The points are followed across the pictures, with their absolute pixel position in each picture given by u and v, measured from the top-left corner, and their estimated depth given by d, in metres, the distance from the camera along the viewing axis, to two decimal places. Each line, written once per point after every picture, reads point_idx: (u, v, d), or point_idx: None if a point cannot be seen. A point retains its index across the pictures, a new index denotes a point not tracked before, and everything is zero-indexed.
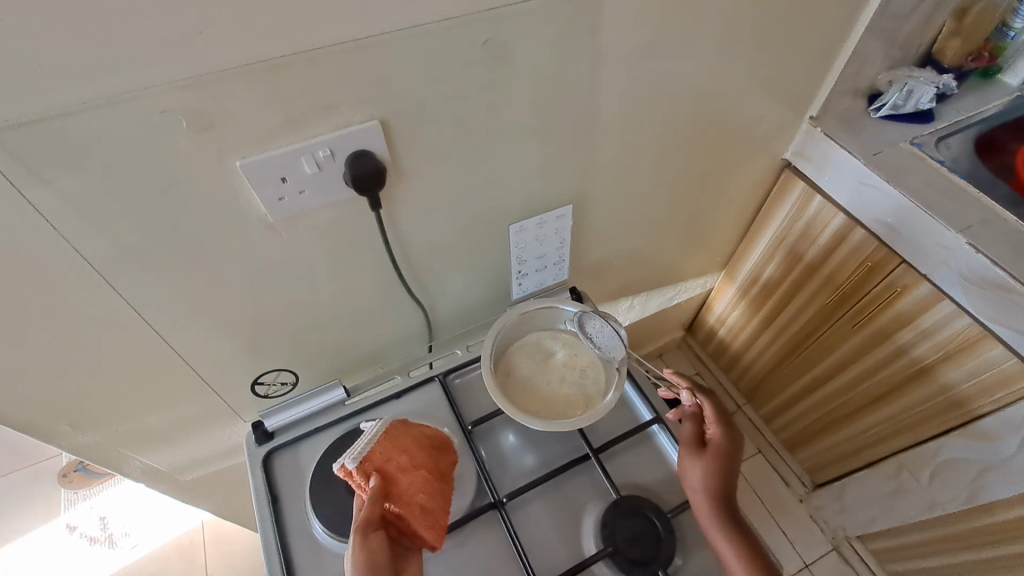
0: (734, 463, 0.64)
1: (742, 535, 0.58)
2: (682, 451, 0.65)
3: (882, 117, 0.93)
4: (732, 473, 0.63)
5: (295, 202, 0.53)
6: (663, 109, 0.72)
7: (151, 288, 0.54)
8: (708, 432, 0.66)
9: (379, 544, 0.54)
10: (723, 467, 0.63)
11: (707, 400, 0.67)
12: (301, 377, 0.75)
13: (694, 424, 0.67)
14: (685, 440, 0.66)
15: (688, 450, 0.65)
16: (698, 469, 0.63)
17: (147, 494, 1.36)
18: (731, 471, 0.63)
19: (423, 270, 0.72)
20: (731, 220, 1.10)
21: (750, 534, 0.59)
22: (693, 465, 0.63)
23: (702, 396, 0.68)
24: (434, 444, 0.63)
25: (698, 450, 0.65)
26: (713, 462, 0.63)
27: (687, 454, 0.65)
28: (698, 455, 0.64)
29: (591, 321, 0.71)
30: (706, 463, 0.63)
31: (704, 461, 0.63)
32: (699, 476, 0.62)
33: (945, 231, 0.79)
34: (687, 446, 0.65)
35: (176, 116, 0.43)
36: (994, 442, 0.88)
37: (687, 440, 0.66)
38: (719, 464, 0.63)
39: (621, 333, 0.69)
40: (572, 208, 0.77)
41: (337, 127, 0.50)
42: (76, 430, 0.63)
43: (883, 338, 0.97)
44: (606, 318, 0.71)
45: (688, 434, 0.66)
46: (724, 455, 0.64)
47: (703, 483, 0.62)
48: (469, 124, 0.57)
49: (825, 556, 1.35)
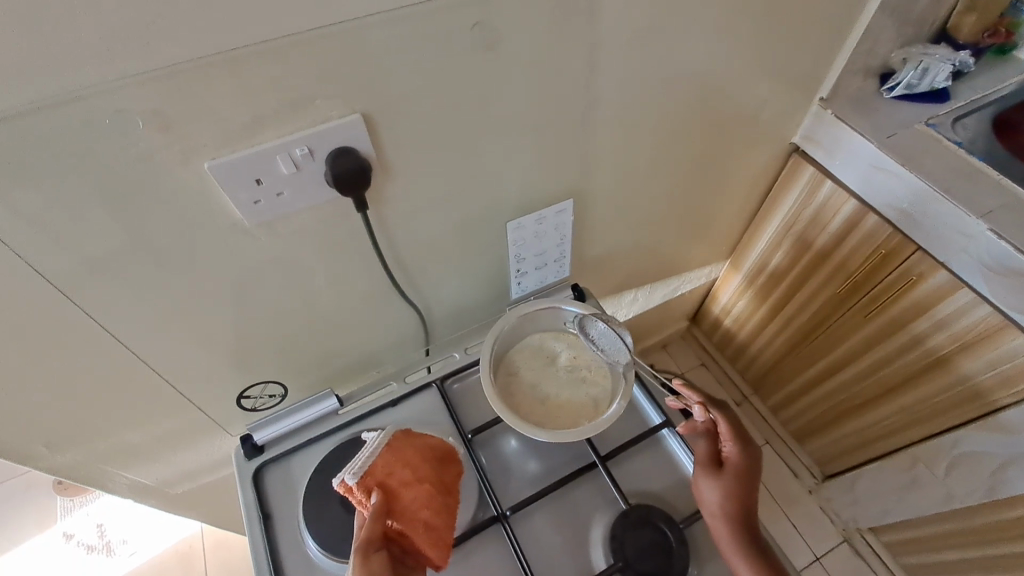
0: (752, 483, 0.60)
1: (765, 564, 0.55)
2: (698, 472, 0.61)
3: (896, 97, 0.89)
4: (750, 494, 0.59)
5: (273, 205, 0.49)
6: (667, 94, 0.67)
7: (121, 302, 0.50)
8: (725, 449, 0.62)
9: (382, 565, 0.51)
10: (743, 489, 0.59)
11: (723, 416, 0.62)
12: (290, 388, 0.72)
13: (709, 441, 0.63)
14: (699, 459, 0.62)
15: (704, 471, 0.60)
16: (717, 493, 0.59)
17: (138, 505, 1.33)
18: (749, 490, 0.60)
19: (417, 272, 0.68)
20: (736, 208, 1.06)
21: (771, 561, 0.56)
22: (710, 488, 0.59)
23: (716, 411, 0.62)
24: (439, 455, 0.60)
25: (715, 470, 0.60)
26: (731, 482, 0.59)
27: (703, 475, 0.60)
28: (715, 476, 0.60)
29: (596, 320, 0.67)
30: (723, 484, 0.59)
31: (722, 483, 0.59)
32: (718, 501, 0.58)
33: (965, 217, 0.75)
34: (702, 466, 0.61)
35: (132, 116, 0.40)
36: (1016, 434, 0.85)
37: (702, 460, 0.61)
38: (738, 485, 0.59)
39: (625, 338, 0.63)
40: (572, 203, 0.73)
41: (312, 123, 0.46)
42: (53, 450, 0.60)
43: (896, 328, 0.94)
44: (607, 319, 0.65)
45: (704, 453, 0.62)
46: (742, 474, 0.60)
47: (722, 508, 0.58)
48: (460, 117, 0.53)
49: (836, 548, 1.33)
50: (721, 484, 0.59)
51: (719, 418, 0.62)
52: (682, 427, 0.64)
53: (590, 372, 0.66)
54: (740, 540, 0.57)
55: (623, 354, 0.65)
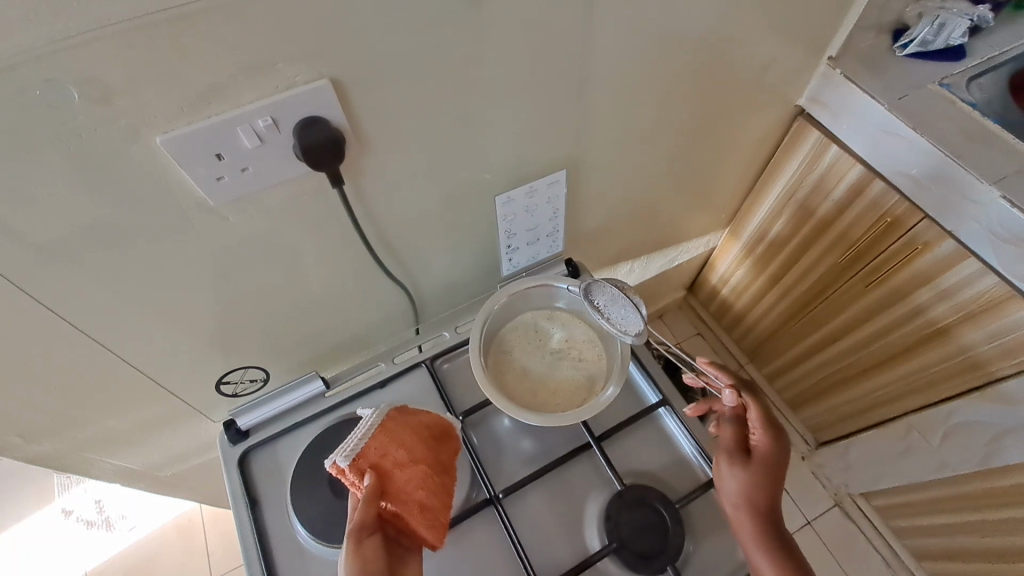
0: (778, 475, 0.58)
1: (787, 558, 0.53)
2: (720, 459, 0.59)
3: (909, 55, 0.83)
4: (774, 485, 0.57)
5: (237, 182, 0.46)
6: (668, 54, 0.63)
7: (82, 290, 0.47)
8: (752, 439, 0.60)
9: (374, 550, 0.50)
10: (768, 481, 0.57)
11: (754, 402, 0.60)
12: (273, 371, 0.70)
13: (735, 427, 0.60)
14: (724, 446, 0.59)
15: (728, 458, 0.58)
16: (740, 483, 0.57)
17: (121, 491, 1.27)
18: (773, 484, 0.57)
19: (402, 248, 0.65)
20: (736, 175, 1.01)
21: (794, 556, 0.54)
22: (733, 478, 0.57)
23: (747, 397, 0.60)
24: (436, 433, 0.58)
25: (739, 460, 0.58)
26: (755, 474, 0.57)
27: (725, 462, 0.58)
28: (739, 466, 0.58)
29: (597, 297, 0.64)
30: (747, 474, 0.57)
31: (745, 472, 0.57)
32: (740, 492, 0.56)
33: (977, 182, 0.71)
34: (726, 453, 0.59)
35: (67, 87, 0.35)
36: (1013, 405, 0.84)
37: (727, 446, 0.59)
38: (762, 477, 0.57)
39: (639, 308, 0.61)
40: (565, 173, 0.69)
41: (273, 90, 0.42)
42: (28, 440, 0.58)
43: (898, 298, 0.92)
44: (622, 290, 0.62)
45: (729, 440, 0.59)
46: (768, 465, 0.58)
47: (745, 499, 0.56)
48: (440, 82, 0.49)
49: (827, 512, 1.35)
50: (743, 473, 0.57)
51: (751, 403, 0.59)
52: (690, 409, 0.63)
53: (586, 351, 0.64)
54: (764, 531, 0.54)
55: (637, 324, 0.60)
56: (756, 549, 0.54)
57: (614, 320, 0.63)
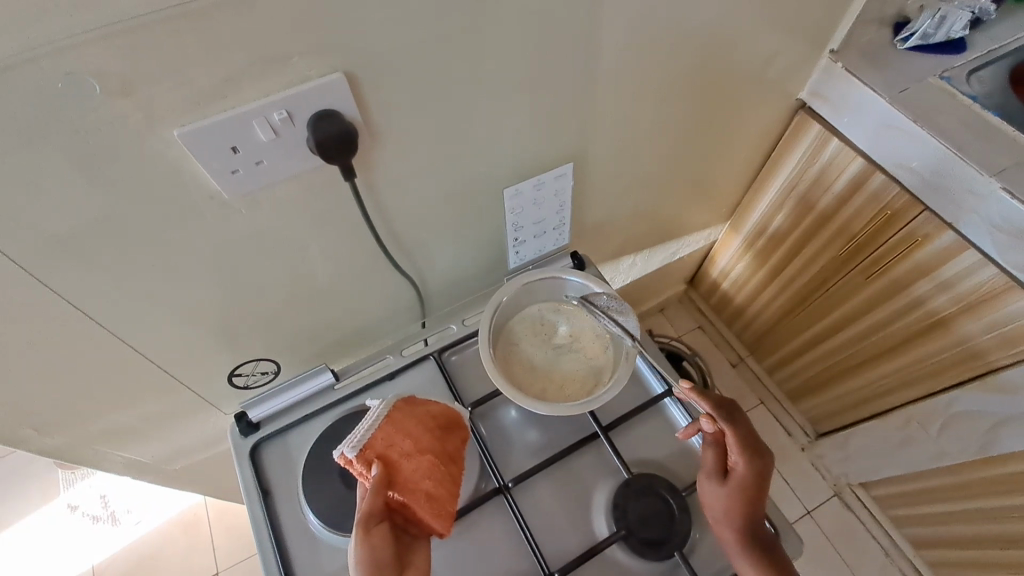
0: (761, 495, 0.56)
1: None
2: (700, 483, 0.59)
3: (910, 48, 0.84)
4: (758, 505, 0.56)
5: (252, 174, 0.46)
6: (673, 47, 0.63)
7: (96, 282, 0.47)
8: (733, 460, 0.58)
9: (382, 539, 0.51)
10: (748, 503, 0.56)
11: (731, 430, 0.56)
12: (284, 364, 0.70)
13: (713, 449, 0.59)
14: (705, 469, 0.58)
15: (708, 481, 0.58)
16: (719, 505, 0.56)
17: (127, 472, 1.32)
18: (757, 504, 0.56)
19: (410, 241, 0.65)
20: (738, 168, 1.02)
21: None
22: (713, 501, 0.57)
23: (723, 423, 0.57)
24: (442, 423, 0.58)
25: (720, 481, 0.57)
26: (735, 497, 0.56)
27: (704, 486, 0.58)
28: (719, 488, 0.57)
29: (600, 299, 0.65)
30: (726, 497, 0.56)
31: (724, 496, 0.56)
32: (721, 514, 0.56)
33: (977, 173, 0.72)
34: (707, 475, 0.58)
35: (85, 80, 0.36)
36: (1012, 394, 0.85)
37: (708, 469, 0.58)
38: (742, 500, 0.56)
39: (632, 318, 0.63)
40: (571, 166, 0.70)
41: (288, 84, 0.42)
42: (41, 433, 0.58)
43: (897, 289, 0.93)
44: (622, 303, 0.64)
45: (707, 463, 0.58)
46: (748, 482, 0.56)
47: (725, 522, 0.56)
48: (449, 74, 0.49)
49: (827, 502, 1.37)
50: (721, 498, 0.56)
51: (727, 430, 0.57)
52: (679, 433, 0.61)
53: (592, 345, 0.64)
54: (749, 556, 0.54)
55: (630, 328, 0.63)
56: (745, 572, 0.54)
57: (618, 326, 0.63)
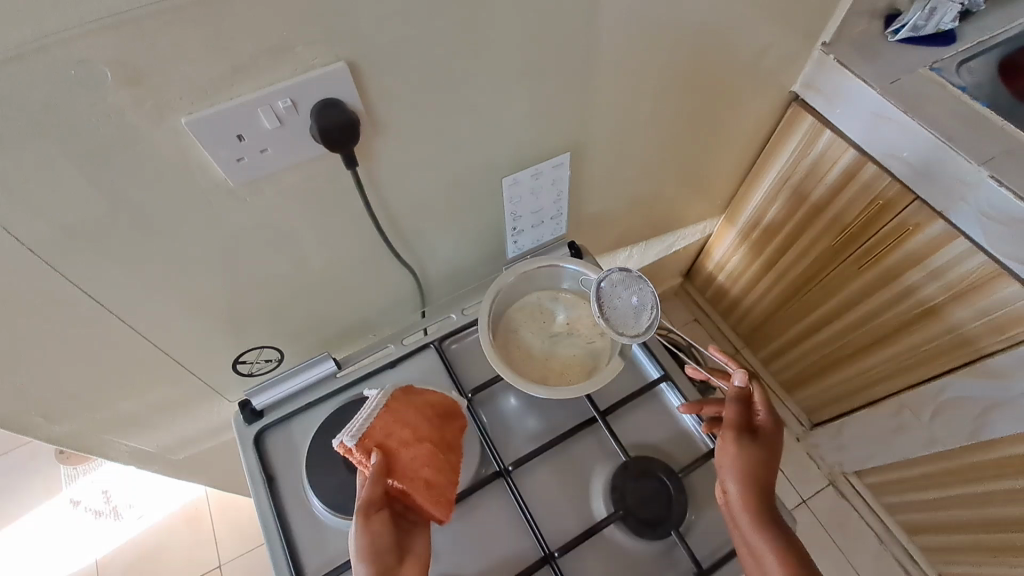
0: (775, 458, 0.58)
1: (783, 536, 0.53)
2: (723, 438, 0.59)
3: (901, 41, 0.85)
4: (772, 471, 0.57)
5: (256, 162, 0.47)
6: (669, 39, 0.64)
7: (104, 269, 0.48)
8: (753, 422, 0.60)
9: (382, 525, 0.52)
10: (765, 460, 0.57)
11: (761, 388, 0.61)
12: (287, 353, 0.71)
13: (738, 407, 0.60)
14: (728, 422, 0.60)
15: (731, 432, 0.59)
16: (740, 456, 0.57)
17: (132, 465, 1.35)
18: (771, 466, 0.58)
19: (411, 231, 0.66)
20: (733, 160, 1.03)
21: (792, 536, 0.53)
22: (734, 451, 0.58)
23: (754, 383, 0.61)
24: (440, 411, 0.60)
25: (742, 436, 0.59)
26: (754, 452, 0.57)
27: (729, 440, 0.58)
28: (740, 441, 0.58)
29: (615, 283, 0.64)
30: (746, 449, 0.58)
31: (747, 452, 0.57)
32: (740, 464, 0.57)
33: (965, 162, 0.74)
34: (729, 428, 0.59)
35: (96, 69, 0.37)
36: (1002, 380, 0.87)
37: (731, 422, 0.60)
38: (761, 456, 0.57)
39: (652, 305, 0.62)
40: (568, 156, 0.71)
41: (293, 73, 0.43)
42: (50, 420, 0.59)
43: (890, 278, 0.94)
44: (638, 287, 0.63)
45: (733, 419, 0.60)
46: (766, 446, 0.58)
47: (743, 472, 0.56)
48: (449, 65, 0.50)
49: (822, 491, 1.38)
50: (744, 453, 0.57)
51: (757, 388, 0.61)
52: (681, 406, 0.63)
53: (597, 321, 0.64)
54: (760, 515, 0.54)
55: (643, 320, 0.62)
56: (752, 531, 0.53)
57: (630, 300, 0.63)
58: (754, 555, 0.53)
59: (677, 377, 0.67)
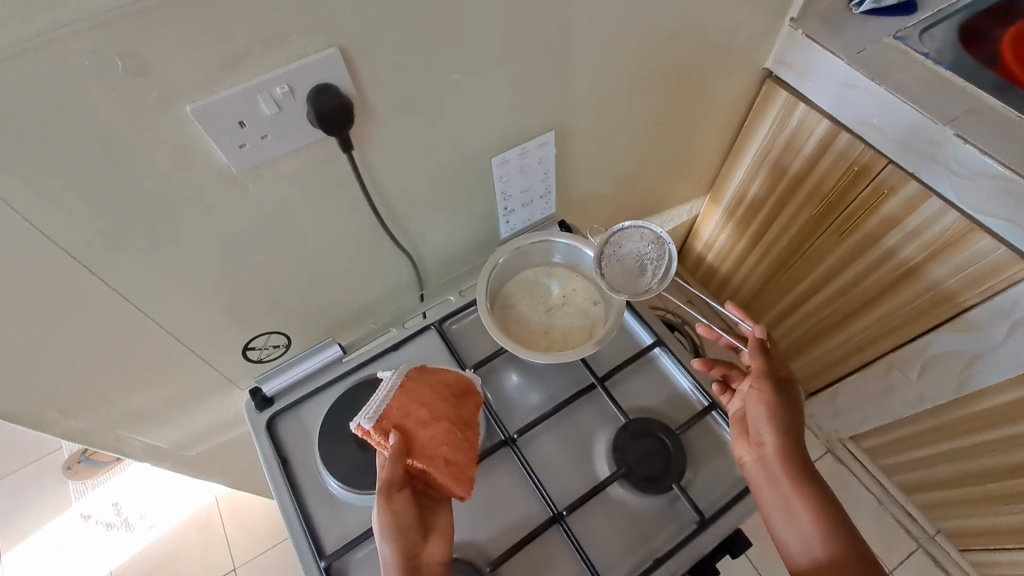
0: (799, 405, 0.60)
1: (813, 481, 0.56)
2: (758, 389, 0.59)
3: (864, 13, 0.89)
4: (799, 417, 0.59)
5: (257, 149, 0.49)
6: (642, 19, 0.67)
7: (115, 258, 0.50)
8: (778, 370, 0.60)
9: (404, 504, 0.54)
10: (791, 408, 0.59)
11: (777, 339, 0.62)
12: (294, 339, 0.73)
13: (764, 358, 0.60)
14: (757, 374, 0.60)
15: (761, 386, 0.59)
16: (770, 409, 0.58)
17: (143, 475, 1.37)
18: (796, 413, 0.59)
19: (406, 216, 0.68)
20: (714, 137, 1.06)
21: (819, 479, 0.56)
22: (764, 405, 0.59)
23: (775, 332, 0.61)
24: (455, 390, 0.61)
25: (772, 387, 0.59)
26: (783, 402, 0.58)
27: (764, 392, 0.59)
28: (771, 393, 0.59)
29: (632, 238, 0.69)
30: (776, 401, 0.58)
31: (781, 405, 0.58)
32: (770, 417, 0.58)
33: (932, 124, 0.77)
34: (759, 382, 0.59)
35: (104, 60, 0.39)
36: (982, 331, 0.90)
37: (760, 374, 0.59)
38: (788, 405, 0.59)
39: (660, 265, 0.67)
40: (553, 136, 0.73)
41: (289, 59, 0.46)
42: (66, 415, 0.61)
43: (870, 243, 0.98)
44: (654, 247, 0.68)
45: (764, 372, 0.59)
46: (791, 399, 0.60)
47: (774, 424, 0.58)
48: (437, 49, 0.53)
49: (821, 459, 1.42)
50: (780, 406, 0.58)
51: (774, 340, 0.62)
52: (696, 361, 0.64)
53: (612, 269, 0.68)
54: (793, 467, 0.56)
55: (644, 275, 0.68)
56: (784, 483, 0.56)
57: (641, 254, 0.69)
58: (783, 502, 0.56)
59: (670, 342, 0.70)
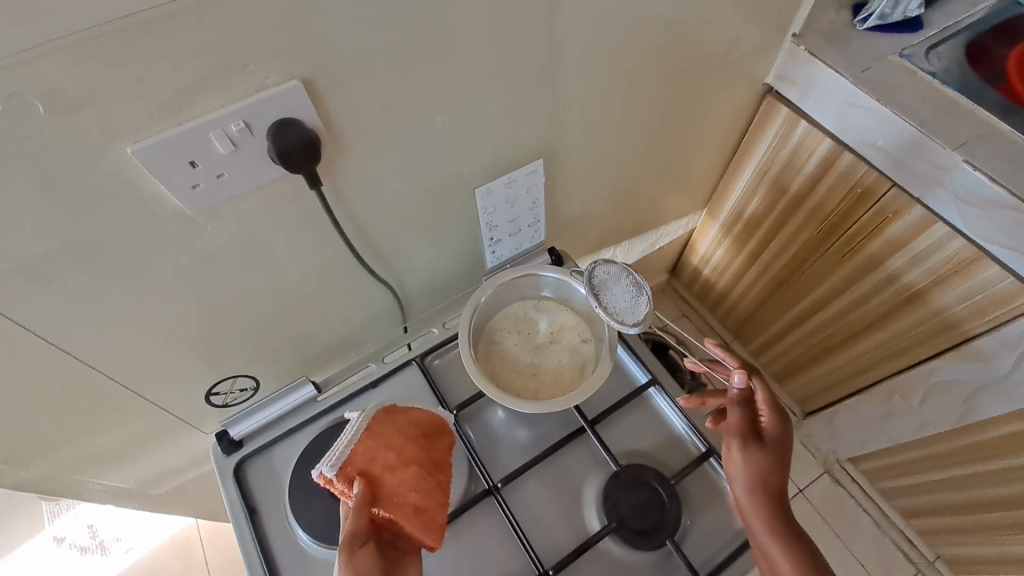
0: (783, 459, 0.57)
1: (797, 541, 0.53)
2: (732, 445, 0.57)
3: (869, 29, 0.85)
4: (781, 473, 0.56)
5: (212, 188, 0.45)
6: (636, 39, 0.63)
7: (59, 306, 0.46)
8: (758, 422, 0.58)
9: (368, 559, 0.48)
10: (773, 463, 0.56)
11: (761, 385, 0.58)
12: (262, 379, 0.69)
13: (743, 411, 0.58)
14: (732, 429, 0.58)
15: (736, 440, 0.57)
16: (744, 465, 0.56)
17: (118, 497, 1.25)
18: (777, 468, 0.56)
19: (385, 246, 0.65)
20: (710, 153, 1.03)
21: (804, 539, 0.53)
22: (737, 459, 0.57)
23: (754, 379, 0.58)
24: (425, 430, 0.57)
25: (746, 441, 0.57)
26: (759, 457, 0.56)
27: (735, 448, 0.57)
28: (745, 448, 0.57)
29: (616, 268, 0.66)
30: (750, 456, 0.56)
31: (755, 458, 0.56)
32: (745, 473, 0.56)
33: (939, 148, 0.74)
34: (732, 436, 0.58)
35: (31, 100, 0.35)
36: (990, 361, 0.86)
37: (734, 428, 0.58)
38: (768, 459, 0.56)
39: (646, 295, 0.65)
40: (542, 162, 0.70)
41: (246, 94, 0.42)
42: (14, 465, 0.57)
43: (872, 266, 0.94)
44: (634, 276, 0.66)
45: (735, 423, 0.58)
46: (778, 451, 0.57)
47: (750, 481, 0.56)
48: (414, 76, 0.49)
49: (819, 480, 1.38)
50: (755, 461, 0.56)
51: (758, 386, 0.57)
52: (683, 399, 0.60)
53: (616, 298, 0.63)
54: (775, 526, 0.53)
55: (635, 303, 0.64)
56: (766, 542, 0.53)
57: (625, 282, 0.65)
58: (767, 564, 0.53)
59: (665, 381, 0.66)
